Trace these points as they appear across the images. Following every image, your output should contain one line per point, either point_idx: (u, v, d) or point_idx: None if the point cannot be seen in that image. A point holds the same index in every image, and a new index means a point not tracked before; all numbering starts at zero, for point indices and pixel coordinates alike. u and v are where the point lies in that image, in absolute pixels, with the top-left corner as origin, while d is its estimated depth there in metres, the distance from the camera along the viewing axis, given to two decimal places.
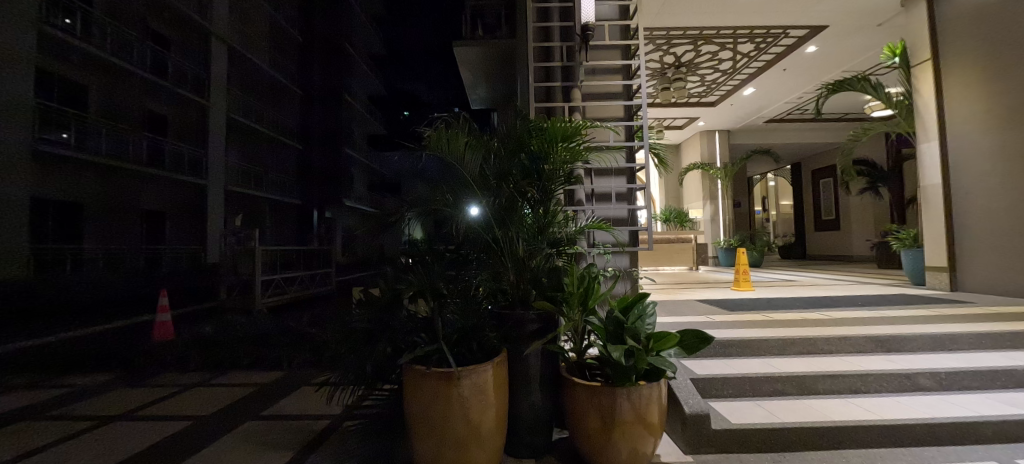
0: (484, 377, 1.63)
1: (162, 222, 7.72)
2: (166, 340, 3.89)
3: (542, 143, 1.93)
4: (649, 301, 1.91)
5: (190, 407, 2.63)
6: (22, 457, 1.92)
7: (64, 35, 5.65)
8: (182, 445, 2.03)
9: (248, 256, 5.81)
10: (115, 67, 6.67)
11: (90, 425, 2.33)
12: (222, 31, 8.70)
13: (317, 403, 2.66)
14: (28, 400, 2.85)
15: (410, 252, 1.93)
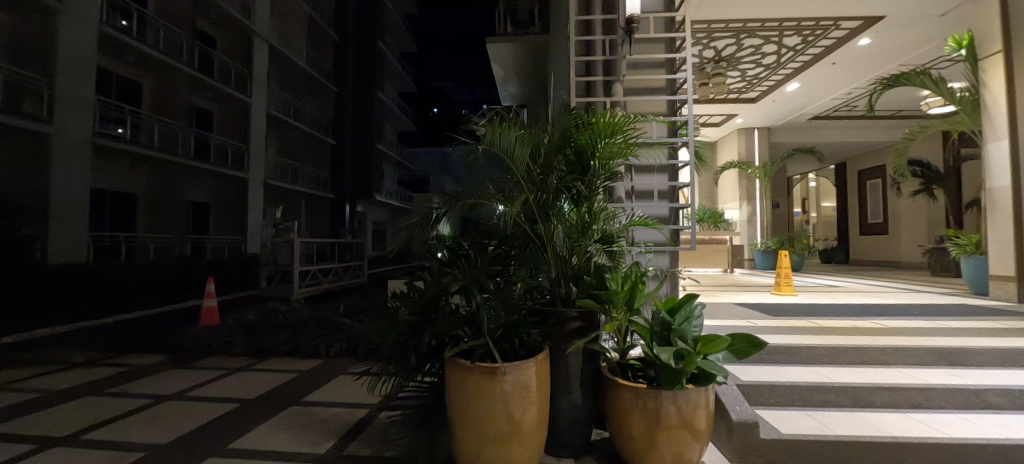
0: (527, 373, 1.63)
1: (207, 214, 8.11)
2: (211, 325, 4.07)
3: (590, 137, 1.89)
4: (696, 302, 1.87)
5: (237, 390, 2.75)
6: (91, 430, 2.04)
7: (127, 37, 6.05)
8: (234, 426, 2.13)
9: (288, 246, 6.05)
10: (167, 67, 7.04)
11: (146, 404, 2.46)
12: (263, 30, 9.01)
13: (355, 392, 2.72)
14: (89, 377, 3.04)
15: (441, 247, 1.93)
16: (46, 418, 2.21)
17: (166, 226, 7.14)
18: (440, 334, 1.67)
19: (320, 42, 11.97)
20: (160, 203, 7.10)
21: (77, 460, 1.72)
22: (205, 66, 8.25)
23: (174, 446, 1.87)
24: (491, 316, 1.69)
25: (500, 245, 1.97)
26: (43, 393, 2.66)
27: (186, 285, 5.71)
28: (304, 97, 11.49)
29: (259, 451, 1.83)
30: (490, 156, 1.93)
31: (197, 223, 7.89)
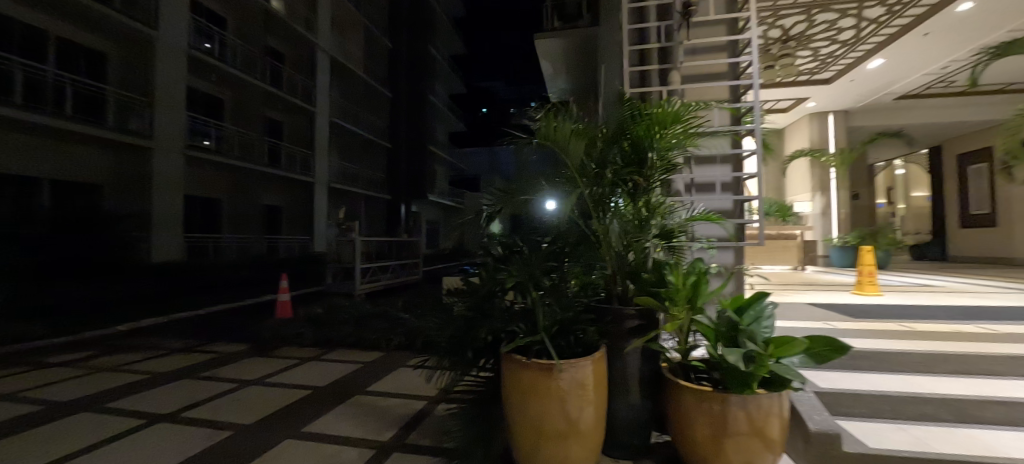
0: (584, 372, 1.60)
1: (280, 216, 8.91)
2: (285, 318, 4.46)
3: (648, 129, 1.80)
4: (768, 301, 1.73)
5: (308, 378, 2.98)
6: (189, 409, 2.31)
7: (206, 56, 6.88)
8: (306, 411, 2.30)
9: (350, 244, 6.48)
10: (244, 83, 7.86)
11: (233, 388, 2.75)
12: (325, 44, 9.73)
13: (414, 384, 2.84)
14: (188, 361, 3.46)
15: (492, 244, 1.97)
16: (154, 396, 2.54)
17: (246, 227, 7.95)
18: (496, 330, 1.70)
19: (376, 51, 12.67)
20: (241, 206, 7.91)
21: (179, 435, 1.95)
22: (277, 80, 9.08)
23: (256, 427, 2.06)
24: (546, 313, 1.69)
25: (553, 242, 1.96)
26: (152, 375, 3.06)
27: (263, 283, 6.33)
28: (361, 104, 12.19)
29: (329, 437, 1.96)
30: (546, 152, 1.89)
31: (272, 224, 8.71)
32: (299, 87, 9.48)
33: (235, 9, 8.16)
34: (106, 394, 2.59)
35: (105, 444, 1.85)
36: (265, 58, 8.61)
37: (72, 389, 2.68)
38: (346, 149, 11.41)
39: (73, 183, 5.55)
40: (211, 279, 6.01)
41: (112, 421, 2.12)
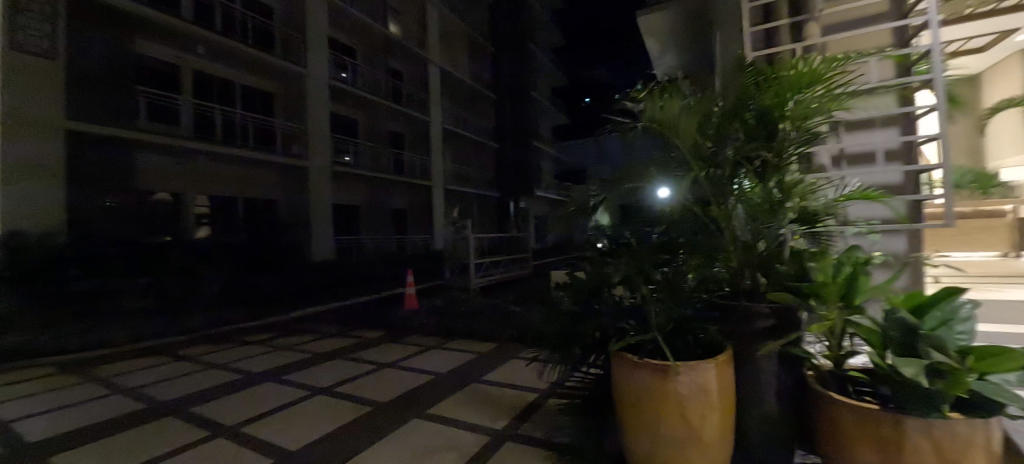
0: (706, 376, 1.44)
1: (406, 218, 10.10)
2: (412, 309, 5.03)
3: (780, 94, 1.55)
4: (963, 298, 1.34)
5: (432, 364, 3.31)
6: (339, 385, 2.76)
7: (344, 85, 8.38)
8: (428, 395, 2.55)
9: (464, 242, 7.01)
10: (372, 103, 9.12)
11: (372, 369, 3.20)
12: (435, 58, 10.68)
13: (526, 377, 2.91)
14: (341, 343, 4.15)
15: (599, 238, 1.89)
16: (315, 372, 3.10)
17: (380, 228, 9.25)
18: (604, 326, 1.71)
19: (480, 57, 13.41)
20: (375, 211, 9.19)
21: (332, 408, 2.31)
22: (398, 97, 10.30)
23: (388, 407, 2.34)
24: (659, 309, 1.59)
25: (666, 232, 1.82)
26: (312, 354, 3.73)
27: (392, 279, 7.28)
28: (466, 110, 13.02)
29: (449, 421, 2.12)
30: (652, 134, 1.80)
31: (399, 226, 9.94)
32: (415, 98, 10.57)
33: (361, 40, 9.44)
34: (282, 368, 3.24)
35: (280, 411, 2.30)
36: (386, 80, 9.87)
37: (264, 361, 3.45)
38: (459, 153, 12.36)
39: (260, 200, 7.18)
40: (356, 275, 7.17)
41: (287, 391, 2.65)
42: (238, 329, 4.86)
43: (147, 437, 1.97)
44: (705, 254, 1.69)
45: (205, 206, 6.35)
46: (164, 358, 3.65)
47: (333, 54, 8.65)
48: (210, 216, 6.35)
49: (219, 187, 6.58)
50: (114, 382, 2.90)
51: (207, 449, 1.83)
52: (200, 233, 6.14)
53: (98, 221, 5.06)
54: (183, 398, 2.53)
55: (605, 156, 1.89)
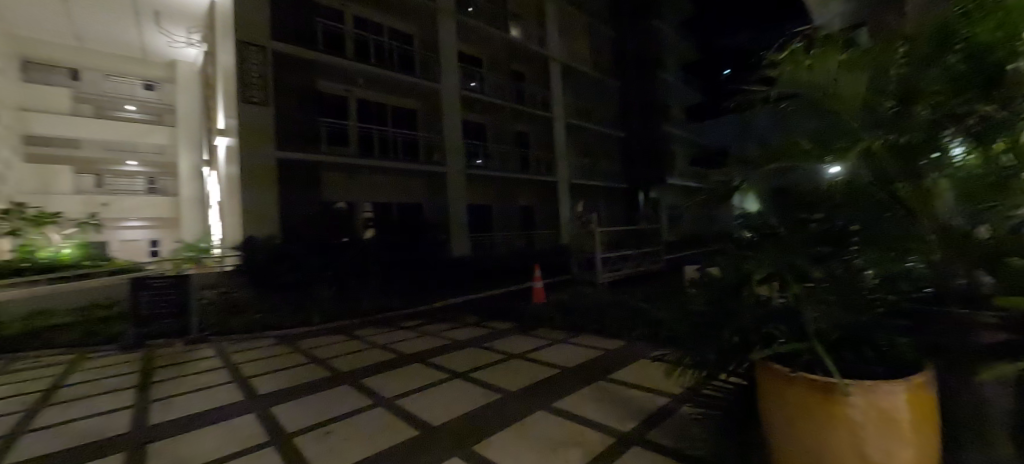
0: (891, 399, 1.16)
1: (534, 214, 10.61)
2: (539, 303, 5.24)
3: (1004, 22, 1.12)
4: None
5: (558, 358, 3.40)
6: (473, 372, 3.07)
7: (474, 94, 9.26)
8: (551, 389, 2.62)
9: (591, 236, 7.01)
10: (499, 107, 9.86)
11: (501, 358, 3.47)
12: (555, 53, 10.84)
13: (654, 379, 2.74)
14: (476, 332, 4.58)
15: (748, 227, 1.65)
16: (454, 358, 3.51)
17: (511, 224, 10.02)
18: (744, 330, 1.51)
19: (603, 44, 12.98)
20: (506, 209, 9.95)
21: (467, 393, 2.59)
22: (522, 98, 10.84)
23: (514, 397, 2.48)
24: (816, 312, 1.36)
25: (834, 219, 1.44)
26: (450, 342, 4.20)
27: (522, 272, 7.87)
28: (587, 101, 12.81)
29: (570, 419, 2.14)
30: (802, 102, 1.45)
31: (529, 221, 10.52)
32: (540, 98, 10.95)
33: (489, 49, 10.09)
34: (426, 353, 3.73)
35: (426, 390, 2.66)
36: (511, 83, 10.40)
37: (414, 345, 4.06)
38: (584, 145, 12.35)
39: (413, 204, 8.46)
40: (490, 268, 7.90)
41: (431, 374, 3.04)
42: (391, 317, 5.99)
43: (334, 400, 2.49)
44: (897, 245, 1.31)
45: (370, 211, 7.85)
46: (344, 337, 4.58)
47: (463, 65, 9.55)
48: (373, 219, 7.25)
49: (377, 193, 8.03)
50: (311, 354, 3.72)
51: (374, 416, 2.23)
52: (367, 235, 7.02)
53: (297, 221, 6.59)
54: (356, 371, 3.11)
55: (753, 133, 1.61)
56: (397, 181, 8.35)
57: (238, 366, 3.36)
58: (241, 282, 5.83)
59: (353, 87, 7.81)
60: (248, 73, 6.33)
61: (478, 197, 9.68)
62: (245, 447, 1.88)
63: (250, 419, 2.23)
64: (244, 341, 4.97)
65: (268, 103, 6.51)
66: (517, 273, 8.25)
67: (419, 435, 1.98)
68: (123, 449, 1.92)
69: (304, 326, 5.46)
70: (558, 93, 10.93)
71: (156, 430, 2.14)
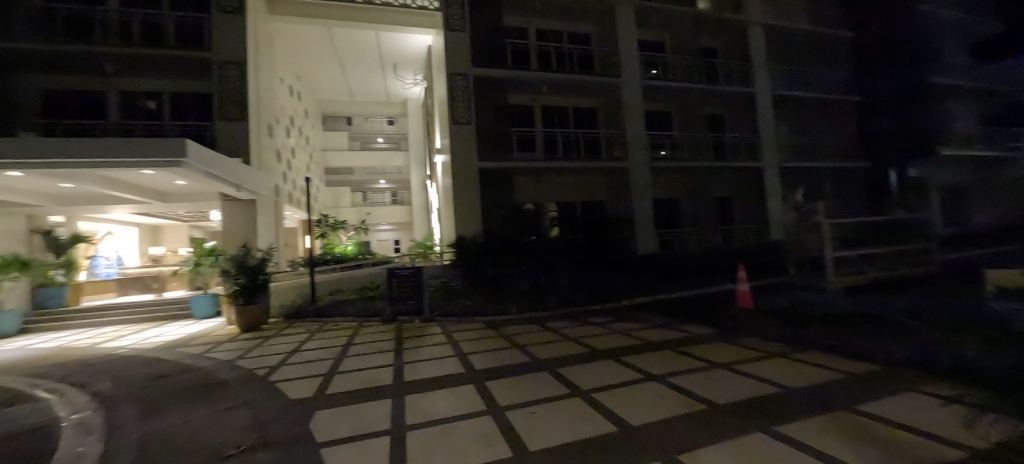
0: None
1: (730, 205, 10.03)
2: (746, 314, 4.23)
3: None
4: None
5: (783, 375, 2.39)
6: (674, 375, 2.56)
7: (657, 83, 9.31)
8: (809, 409, 1.85)
9: (817, 230, 5.52)
10: (685, 90, 9.55)
11: (700, 366, 2.71)
12: (754, 17, 9.85)
13: (960, 420, 1.64)
14: (669, 335, 3.81)
15: None
16: (646, 360, 2.98)
17: (701, 216, 9.76)
18: None
19: None
20: (699, 199, 9.81)
21: (657, 400, 2.09)
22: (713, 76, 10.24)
23: (746, 410, 1.88)
24: None
25: None
26: (646, 342, 3.61)
27: (718, 269, 7.74)
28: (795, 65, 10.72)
29: (863, 445, 1.44)
30: None
31: (724, 213, 10.00)
32: (737, 71, 10.15)
33: (673, 32, 10.03)
34: (621, 350, 3.34)
35: (622, 386, 2.39)
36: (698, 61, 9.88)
37: (603, 341, 3.72)
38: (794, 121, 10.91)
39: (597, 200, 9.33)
40: (682, 265, 7.58)
41: (624, 372, 2.70)
42: (577, 312, 5.69)
43: (534, 383, 2.59)
44: None
45: (556, 211, 9.00)
46: (537, 327, 4.66)
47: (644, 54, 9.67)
48: (558, 218, 8.95)
49: (565, 193, 9.07)
50: (512, 340, 4.03)
51: (569, 403, 2.18)
52: (552, 232, 8.84)
53: (495, 226, 8.35)
54: (551, 359, 3.19)
55: None
56: (581, 180, 9.18)
57: (458, 344, 3.99)
58: (459, 273, 7.03)
59: (538, 96, 9.10)
60: (455, 101, 8.21)
61: (665, 190, 9.76)
62: (468, 412, 2.13)
63: (470, 389, 2.57)
64: (455, 320, 5.39)
65: (470, 120, 8.24)
66: (717, 269, 7.70)
67: (621, 431, 1.72)
68: (387, 397, 2.51)
69: (505, 313, 5.58)
70: (761, 63, 9.98)
71: (406, 386, 2.71)
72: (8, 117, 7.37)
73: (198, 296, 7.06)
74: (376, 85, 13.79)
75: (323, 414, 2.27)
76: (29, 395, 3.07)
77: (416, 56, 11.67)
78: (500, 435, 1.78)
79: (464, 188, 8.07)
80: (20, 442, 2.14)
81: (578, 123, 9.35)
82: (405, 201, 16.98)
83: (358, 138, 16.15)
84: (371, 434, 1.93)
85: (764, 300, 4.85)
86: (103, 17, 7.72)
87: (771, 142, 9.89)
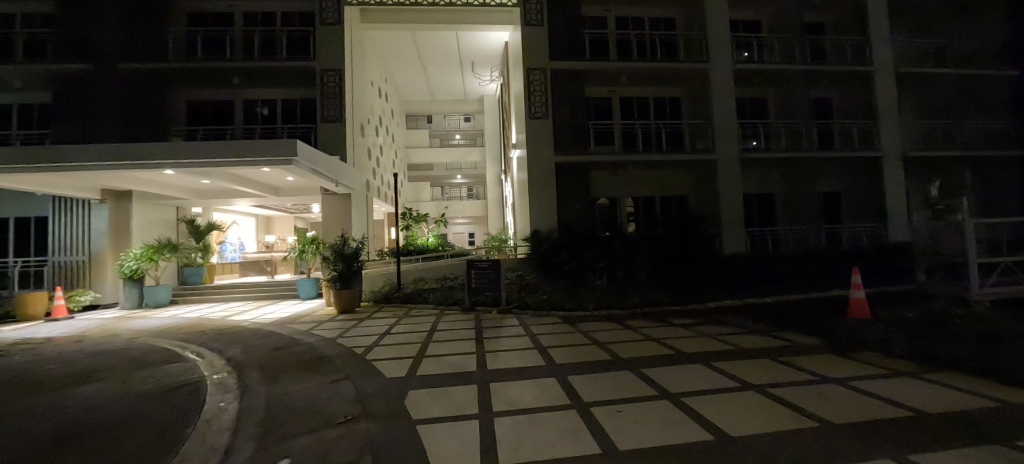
0: None
1: (838, 200, 9.14)
2: (863, 323, 3.66)
3: None
4: None
5: (916, 398, 2.05)
6: (775, 386, 2.33)
7: (749, 64, 8.46)
8: (959, 435, 1.56)
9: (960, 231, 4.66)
10: (784, 73, 8.67)
11: (809, 380, 2.43)
12: None
13: None
14: (767, 343, 3.47)
15: None
16: (744, 367, 2.77)
17: (800, 212, 9.00)
18: None
19: None
20: (798, 194, 9.06)
21: (756, 412, 1.91)
22: (819, 55, 9.21)
23: (872, 431, 1.64)
24: None
25: None
26: (739, 348, 3.35)
27: (821, 272, 7.01)
28: (925, 37, 9.33)
29: None
30: None
31: (830, 211, 9.12)
32: (848, 49, 9.10)
33: (772, 9, 9.18)
34: (710, 355, 3.14)
35: (714, 394, 2.24)
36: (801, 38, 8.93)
37: (692, 345, 3.53)
38: (924, 102, 9.45)
39: (677, 195, 9.05)
40: (777, 267, 7.01)
41: (716, 379, 2.53)
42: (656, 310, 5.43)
43: (617, 381, 2.54)
44: None
45: (632, 206, 8.97)
46: (616, 325, 4.56)
47: (736, 36, 8.99)
48: (635, 214, 8.96)
49: (643, 188, 9.00)
50: (591, 337, 4.00)
51: (653, 405, 2.09)
52: (629, 228, 8.89)
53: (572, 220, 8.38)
54: (633, 359, 3.10)
55: None
56: (663, 173, 8.98)
57: (537, 337, 4.05)
58: (537, 269, 7.18)
59: (616, 88, 9.03)
60: (533, 98, 8.26)
61: (758, 186, 9.13)
62: (552, 405, 2.15)
63: (552, 382, 2.59)
64: (529, 312, 5.44)
65: (548, 115, 8.28)
66: (824, 274, 6.89)
67: (719, 441, 1.60)
68: (473, 382, 2.64)
69: (583, 309, 5.39)
70: (882, 38, 8.80)
71: (490, 374, 2.83)
72: (162, 126, 8.76)
73: (304, 279, 7.97)
74: (454, 83, 14.50)
75: (415, 393, 2.45)
76: (182, 355, 3.75)
77: (493, 52, 12.08)
78: (586, 431, 1.76)
79: (544, 183, 8.20)
80: (180, 393, 2.63)
81: (659, 114, 9.10)
82: (481, 195, 18.27)
83: (437, 136, 17.12)
84: (461, 416, 2.04)
85: (884, 310, 4.17)
86: (231, 35, 8.92)
87: (892, 130, 8.68)
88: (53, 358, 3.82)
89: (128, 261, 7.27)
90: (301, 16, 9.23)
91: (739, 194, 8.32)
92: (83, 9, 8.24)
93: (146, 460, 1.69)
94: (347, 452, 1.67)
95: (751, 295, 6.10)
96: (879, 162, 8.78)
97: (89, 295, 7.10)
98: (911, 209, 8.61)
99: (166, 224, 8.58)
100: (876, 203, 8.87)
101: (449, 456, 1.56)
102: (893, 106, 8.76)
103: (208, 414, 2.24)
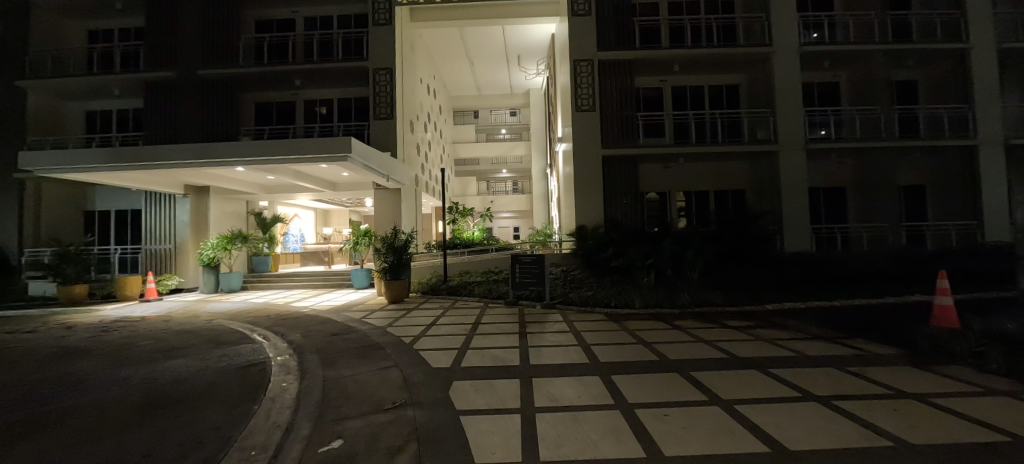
0: None
1: (921, 195, 8.23)
2: (952, 330, 3.28)
3: None
4: None
5: (1018, 422, 1.81)
6: (842, 399, 2.16)
7: (816, 46, 7.79)
8: None
9: None
10: (859, 54, 7.90)
11: (884, 394, 2.23)
12: None
13: None
14: (834, 350, 3.21)
15: None
16: (806, 376, 2.60)
17: (876, 208, 8.20)
18: None
19: None
20: (875, 188, 8.24)
21: (821, 427, 1.77)
22: (902, 33, 8.26)
23: (958, 455, 1.48)
24: None
25: None
26: (802, 354, 3.13)
27: (900, 276, 6.35)
28: None
29: None
30: None
31: (913, 207, 8.22)
32: (937, 25, 8.11)
33: None
34: (767, 361, 2.96)
35: (771, 403, 2.12)
36: (883, 14, 8.04)
37: (748, 348, 3.35)
38: None
39: (732, 189, 8.58)
40: (846, 269, 6.44)
41: (773, 386, 2.40)
42: (707, 309, 5.20)
43: (664, 383, 2.47)
44: None
45: (682, 201, 8.61)
46: (665, 324, 4.42)
47: (804, 16, 8.27)
48: (685, 210, 8.60)
49: (694, 182, 8.59)
50: (638, 336, 3.91)
51: (703, 411, 2.01)
52: (679, 224, 8.54)
53: (619, 214, 8.16)
54: (682, 361, 2.99)
55: None
56: (716, 167, 8.56)
57: (582, 334, 4.02)
58: (582, 265, 7.13)
59: (668, 77, 8.68)
60: (580, 89, 8.21)
61: (825, 179, 8.42)
62: (597, 404, 2.12)
63: (597, 380, 2.56)
64: (574, 309, 5.39)
65: (594, 108, 8.16)
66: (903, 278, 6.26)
67: (777, 453, 1.51)
68: (517, 377, 2.66)
69: (629, 306, 5.27)
70: (982, 12, 7.77)
71: (533, 369, 2.84)
72: (232, 125, 9.25)
73: (358, 270, 8.40)
74: (499, 78, 14.62)
75: (460, 384, 2.51)
76: (251, 337, 4.10)
77: (540, 45, 12.00)
78: (631, 434, 1.72)
79: (589, 176, 8.09)
80: (248, 372, 2.88)
81: (714, 104, 8.63)
82: (526, 190, 18.48)
83: (482, 131, 17.28)
84: (504, 410, 2.06)
85: (978, 318, 3.71)
86: (294, 40, 9.48)
87: (991, 115, 7.66)
88: (147, 334, 4.33)
89: (207, 249, 8.05)
90: (356, 19, 9.65)
91: (803, 188, 7.73)
92: (169, 24, 9.14)
93: (222, 431, 1.87)
94: (395, 437, 1.74)
95: (816, 295, 5.66)
96: (974, 152, 7.79)
97: (175, 279, 7.99)
98: (1015, 205, 7.56)
99: (238, 217, 9.37)
100: (970, 198, 7.88)
101: (492, 450, 1.58)
102: (994, 87, 7.71)
103: (272, 393, 2.43)
